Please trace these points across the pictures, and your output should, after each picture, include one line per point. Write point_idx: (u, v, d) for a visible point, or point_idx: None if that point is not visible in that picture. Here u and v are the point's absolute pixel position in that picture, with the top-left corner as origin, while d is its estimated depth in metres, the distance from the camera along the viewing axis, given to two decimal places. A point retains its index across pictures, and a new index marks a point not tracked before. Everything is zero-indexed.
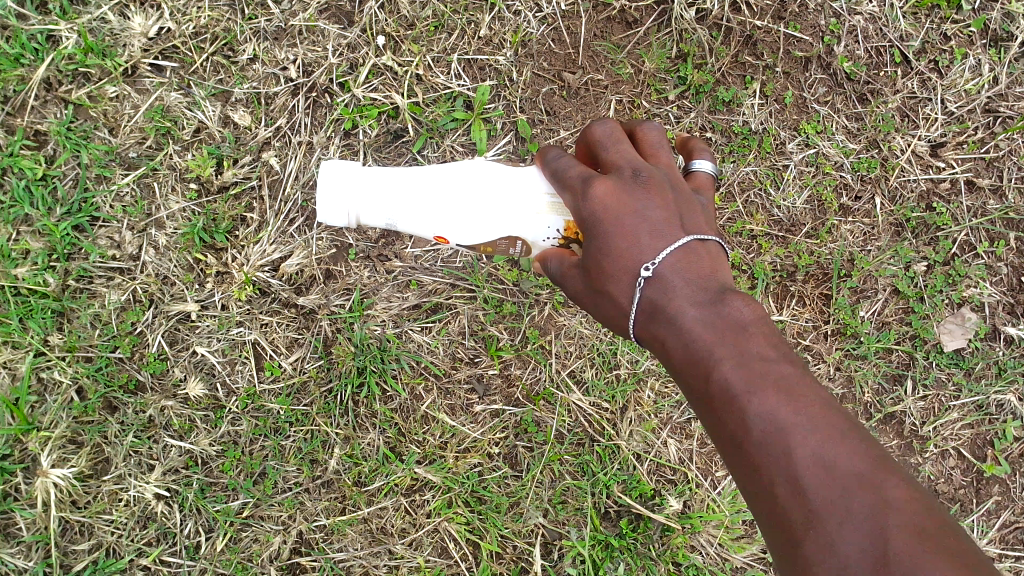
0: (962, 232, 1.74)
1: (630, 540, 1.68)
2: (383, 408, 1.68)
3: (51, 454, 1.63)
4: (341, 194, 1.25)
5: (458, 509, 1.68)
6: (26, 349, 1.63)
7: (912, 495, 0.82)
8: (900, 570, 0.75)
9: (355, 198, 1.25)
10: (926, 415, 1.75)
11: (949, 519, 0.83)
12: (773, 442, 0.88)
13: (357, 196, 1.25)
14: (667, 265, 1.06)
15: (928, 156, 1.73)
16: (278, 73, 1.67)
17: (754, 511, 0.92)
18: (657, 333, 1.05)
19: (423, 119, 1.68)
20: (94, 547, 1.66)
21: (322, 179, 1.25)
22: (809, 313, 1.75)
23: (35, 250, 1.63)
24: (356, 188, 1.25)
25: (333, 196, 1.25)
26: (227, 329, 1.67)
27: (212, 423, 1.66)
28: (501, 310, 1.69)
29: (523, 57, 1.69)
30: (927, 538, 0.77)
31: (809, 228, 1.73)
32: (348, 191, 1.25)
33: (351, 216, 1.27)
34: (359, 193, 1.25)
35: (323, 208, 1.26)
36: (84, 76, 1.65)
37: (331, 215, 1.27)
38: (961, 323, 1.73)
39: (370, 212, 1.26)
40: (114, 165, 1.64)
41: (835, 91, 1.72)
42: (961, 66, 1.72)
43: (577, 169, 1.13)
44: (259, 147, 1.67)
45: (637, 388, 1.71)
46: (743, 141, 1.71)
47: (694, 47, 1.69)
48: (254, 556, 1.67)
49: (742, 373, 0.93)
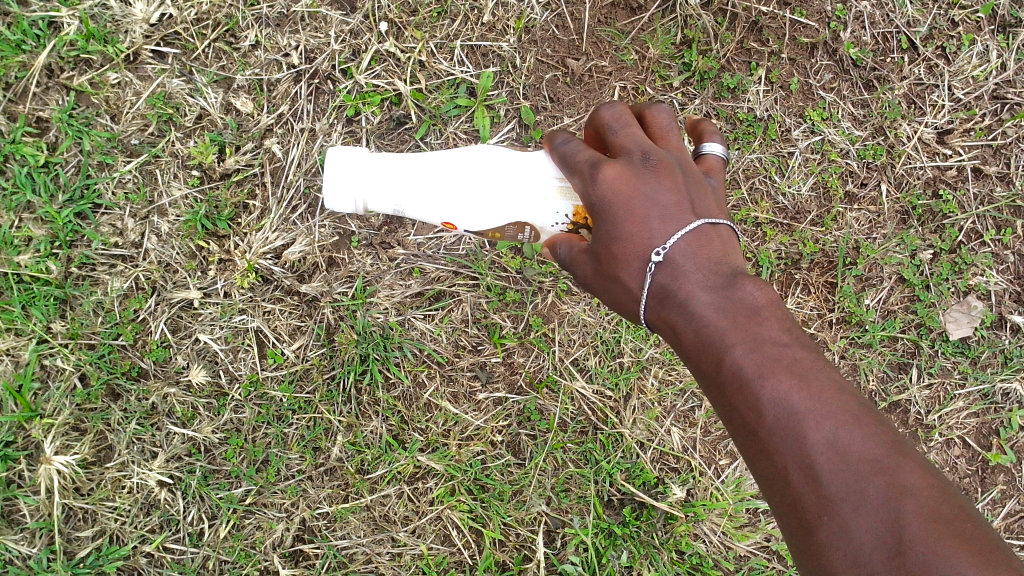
0: (969, 220, 1.72)
1: (633, 528, 1.68)
2: (386, 396, 1.68)
3: (55, 441, 1.63)
4: (348, 179, 1.24)
5: (460, 497, 1.68)
6: (29, 336, 1.63)
7: (927, 479, 0.82)
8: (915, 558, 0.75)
9: (363, 182, 1.24)
10: (931, 403, 1.74)
11: (965, 504, 0.83)
12: (785, 426, 0.87)
13: (364, 182, 1.24)
14: (677, 249, 1.05)
15: (935, 143, 1.72)
16: (280, 59, 1.66)
17: (766, 495, 0.92)
18: (668, 318, 1.04)
19: (426, 105, 1.67)
20: (97, 533, 1.66)
21: (328, 165, 1.24)
22: (814, 301, 1.74)
23: (38, 237, 1.63)
24: (363, 174, 1.24)
25: (342, 181, 1.24)
26: (230, 316, 1.67)
27: (215, 410, 1.66)
28: (504, 297, 1.68)
29: (527, 43, 1.68)
30: (944, 524, 0.77)
31: (814, 215, 1.72)
32: (355, 177, 1.24)
33: (358, 202, 1.26)
34: (366, 178, 1.24)
35: (329, 194, 1.25)
36: (85, 63, 1.64)
37: (337, 202, 1.25)
38: (967, 312, 1.72)
39: (377, 198, 1.25)
40: (116, 152, 1.64)
41: (841, 77, 1.71)
42: (968, 52, 1.70)
43: (585, 153, 1.12)
44: (261, 134, 1.66)
45: (640, 376, 1.70)
46: (749, 127, 1.70)
47: (699, 33, 1.67)
48: (257, 543, 1.67)
49: (754, 358, 0.92)
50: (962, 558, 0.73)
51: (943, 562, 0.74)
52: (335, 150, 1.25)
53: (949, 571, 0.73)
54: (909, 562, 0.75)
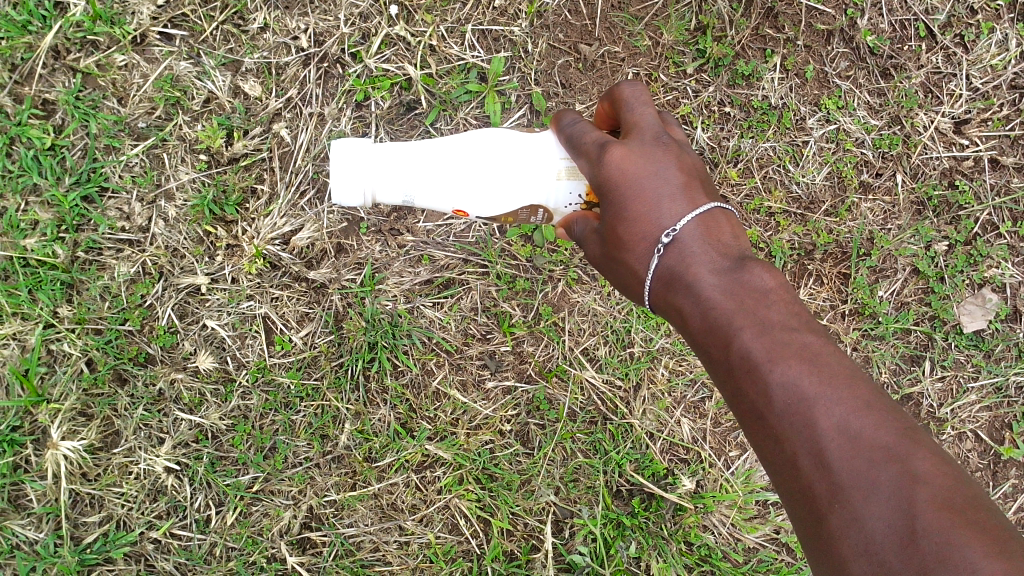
0: (985, 212, 1.70)
1: (642, 519, 1.67)
2: (394, 384, 1.67)
3: (62, 426, 1.62)
4: (354, 173, 1.22)
5: (469, 486, 1.67)
6: (35, 321, 1.62)
7: (940, 466, 0.80)
8: (929, 546, 0.73)
9: (370, 174, 1.22)
10: (943, 396, 1.73)
11: (979, 492, 0.81)
12: (795, 411, 0.86)
13: (371, 173, 1.22)
14: (687, 231, 1.03)
15: (952, 133, 1.70)
16: (289, 42, 1.64)
17: (776, 483, 0.90)
18: (674, 301, 1.03)
19: (437, 91, 1.65)
20: (104, 519, 1.65)
21: (334, 158, 1.22)
22: (827, 292, 1.72)
23: (44, 221, 1.61)
24: (369, 165, 1.22)
25: (349, 172, 1.22)
26: (238, 303, 1.65)
27: (223, 397, 1.65)
28: (514, 286, 1.67)
29: (539, 28, 1.66)
30: (957, 512, 0.75)
31: (828, 206, 1.70)
32: (361, 169, 1.22)
33: (366, 195, 1.24)
34: (372, 169, 1.22)
35: (336, 188, 1.23)
36: (92, 44, 1.62)
37: (345, 196, 1.24)
38: (981, 304, 1.71)
39: (385, 189, 1.23)
40: (123, 135, 1.63)
41: (858, 65, 1.68)
42: (988, 41, 1.68)
43: (592, 135, 1.12)
44: (270, 118, 1.64)
45: (651, 366, 1.69)
46: (763, 116, 1.67)
47: (714, 18, 1.65)
48: (264, 530, 1.66)
49: (763, 342, 0.91)
50: (977, 547, 0.71)
51: (958, 550, 0.72)
52: (339, 142, 1.23)
53: (964, 560, 0.71)
54: (921, 552, 0.73)
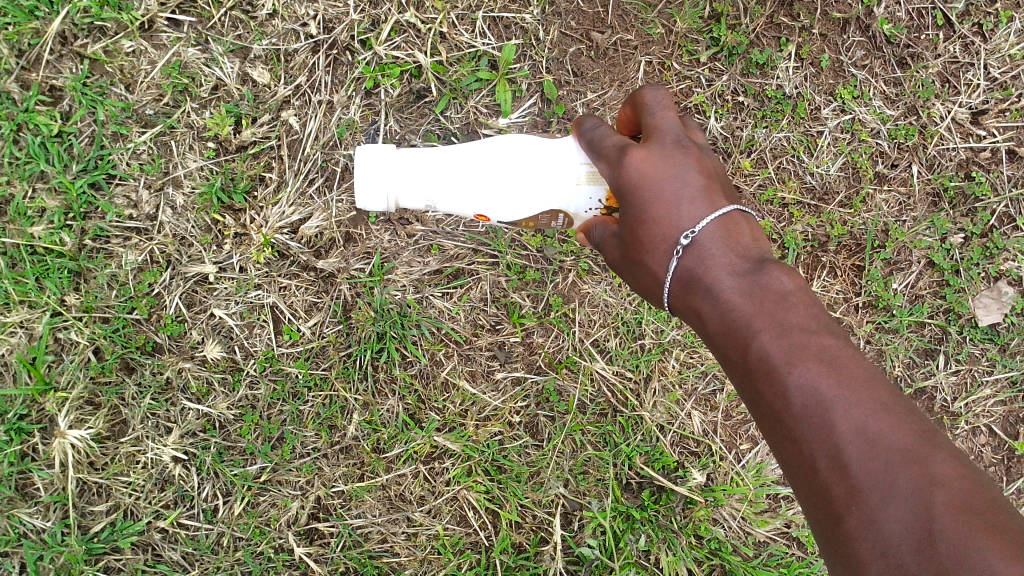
0: (1002, 204, 1.67)
1: (651, 512, 1.66)
2: (402, 374, 1.65)
3: (68, 415, 1.61)
4: (377, 179, 1.23)
5: (478, 478, 1.66)
6: (43, 309, 1.61)
7: (960, 471, 0.78)
8: (946, 549, 0.72)
9: (392, 179, 1.23)
10: (958, 390, 1.71)
11: (999, 496, 0.79)
12: (813, 414, 0.84)
13: (395, 179, 1.22)
14: (707, 233, 1.02)
15: (969, 124, 1.67)
16: (298, 29, 1.62)
17: (794, 485, 0.89)
18: (693, 303, 1.01)
19: (447, 78, 1.63)
20: (112, 508, 1.65)
21: (357, 165, 1.23)
22: (840, 285, 1.70)
23: (51, 209, 1.60)
24: (392, 171, 1.22)
25: (372, 178, 1.23)
26: (245, 292, 1.64)
27: (231, 386, 1.64)
28: (524, 276, 1.66)
29: (551, 15, 1.63)
30: (976, 516, 0.73)
31: (843, 196, 1.68)
32: (384, 175, 1.22)
33: (389, 199, 1.25)
34: (396, 175, 1.22)
35: (360, 192, 1.24)
36: (99, 30, 1.60)
37: (368, 200, 1.25)
38: (997, 297, 1.68)
39: (408, 195, 1.24)
40: (130, 122, 1.61)
41: (873, 54, 1.66)
42: (1007, 30, 1.65)
43: (613, 139, 1.11)
44: (278, 106, 1.63)
45: (661, 358, 1.67)
46: (777, 105, 1.65)
47: (728, 6, 1.62)
48: (271, 520, 1.65)
49: (782, 344, 0.89)
50: (995, 551, 0.70)
51: (975, 553, 0.70)
52: (363, 149, 1.24)
53: (981, 563, 0.69)
54: (939, 554, 0.72)
